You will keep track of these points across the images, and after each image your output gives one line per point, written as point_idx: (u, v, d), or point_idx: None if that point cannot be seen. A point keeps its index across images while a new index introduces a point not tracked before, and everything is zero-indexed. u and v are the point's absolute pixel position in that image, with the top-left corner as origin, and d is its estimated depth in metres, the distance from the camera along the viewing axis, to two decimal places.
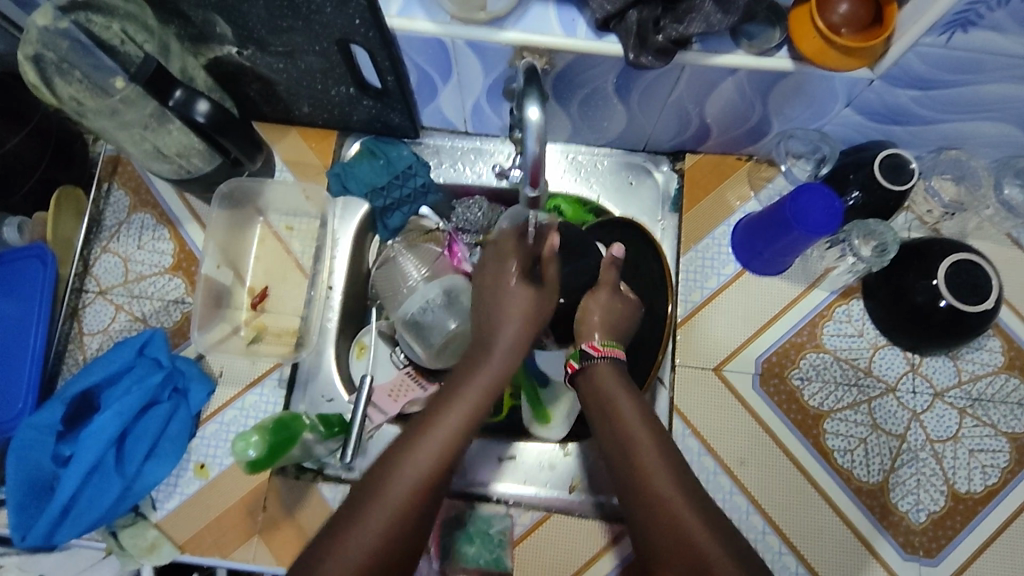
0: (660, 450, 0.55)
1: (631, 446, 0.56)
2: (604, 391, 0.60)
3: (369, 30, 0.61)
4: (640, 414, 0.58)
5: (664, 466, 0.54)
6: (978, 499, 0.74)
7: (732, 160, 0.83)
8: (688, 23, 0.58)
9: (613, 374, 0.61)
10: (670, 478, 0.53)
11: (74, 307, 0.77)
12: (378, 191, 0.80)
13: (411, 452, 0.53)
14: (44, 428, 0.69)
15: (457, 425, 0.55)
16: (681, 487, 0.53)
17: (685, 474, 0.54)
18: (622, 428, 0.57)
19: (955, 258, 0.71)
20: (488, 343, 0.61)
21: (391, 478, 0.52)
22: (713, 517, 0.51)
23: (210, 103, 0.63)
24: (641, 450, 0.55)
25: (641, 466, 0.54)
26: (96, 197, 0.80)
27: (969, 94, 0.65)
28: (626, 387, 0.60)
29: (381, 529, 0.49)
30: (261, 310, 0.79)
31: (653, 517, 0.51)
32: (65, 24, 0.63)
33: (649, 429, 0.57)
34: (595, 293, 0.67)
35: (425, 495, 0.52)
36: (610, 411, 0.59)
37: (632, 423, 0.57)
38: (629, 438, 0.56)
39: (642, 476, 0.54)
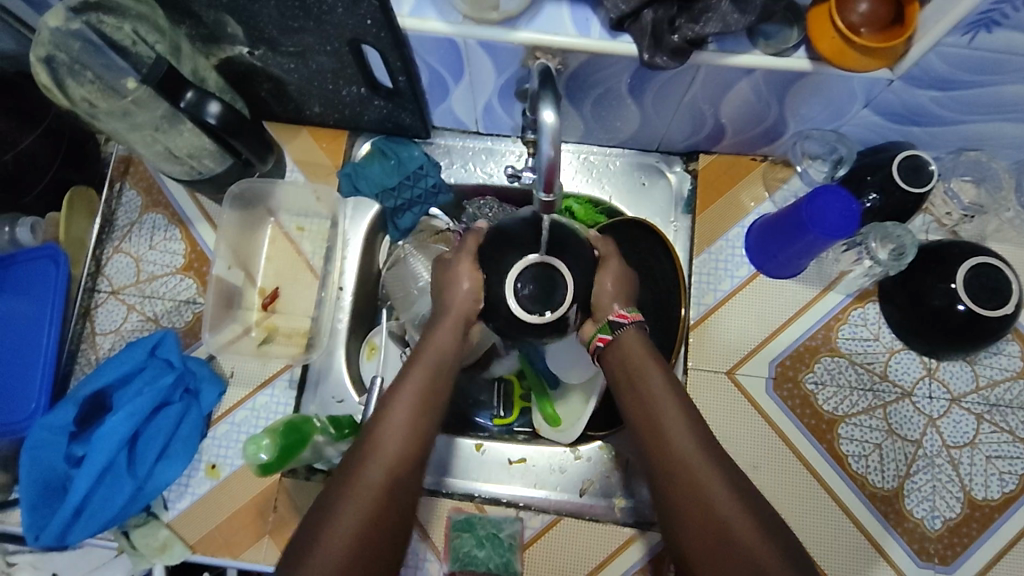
0: (686, 419, 0.56)
1: (655, 413, 0.57)
2: (631, 358, 0.59)
3: (380, 30, 0.61)
4: (668, 384, 0.58)
5: (687, 431, 0.56)
6: (995, 506, 0.73)
7: (746, 161, 0.82)
8: (704, 23, 0.57)
9: (640, 342, 0.60)
10: (696, 447, 0.55)
11: (86, 307, 0.77)
12: (390, 192, 0.79)
13: (380, 437, 0.55)
14: (57, 429, 0.69)
15: (409, 410, 0.57)
16: (705, 454, 0.55)
17: (712, 443, 0.56)
18: (646, 396, 0.58)
19: (976, 262, 0.70)
20: (428, 335, 0.61)
21: (365, 462, 0.54)
22: (737, 485, 0.53)
23: (221, 104, 0.63)
24: (667, 419, 0.56)
25: (665, 435, 0.56)
26: (109, 197, 0.80)
27: (991, 95, 0.64)
28: (653, 355, 0.59)
29: (366, 507, 0.52)
30: (271, 311, 0.78)
31: (678, 482, 0.54)
32: (77, 25, 0.63)
33: (673, 398, 0.57)
34: (604, 268, 0.61)
35: (403, 474, 0.54)
36: (634, 379, 0.58)
37: (657, 392, 0.57)
38: (655, 405, 0.57)
39: (667, 442, 0.55)
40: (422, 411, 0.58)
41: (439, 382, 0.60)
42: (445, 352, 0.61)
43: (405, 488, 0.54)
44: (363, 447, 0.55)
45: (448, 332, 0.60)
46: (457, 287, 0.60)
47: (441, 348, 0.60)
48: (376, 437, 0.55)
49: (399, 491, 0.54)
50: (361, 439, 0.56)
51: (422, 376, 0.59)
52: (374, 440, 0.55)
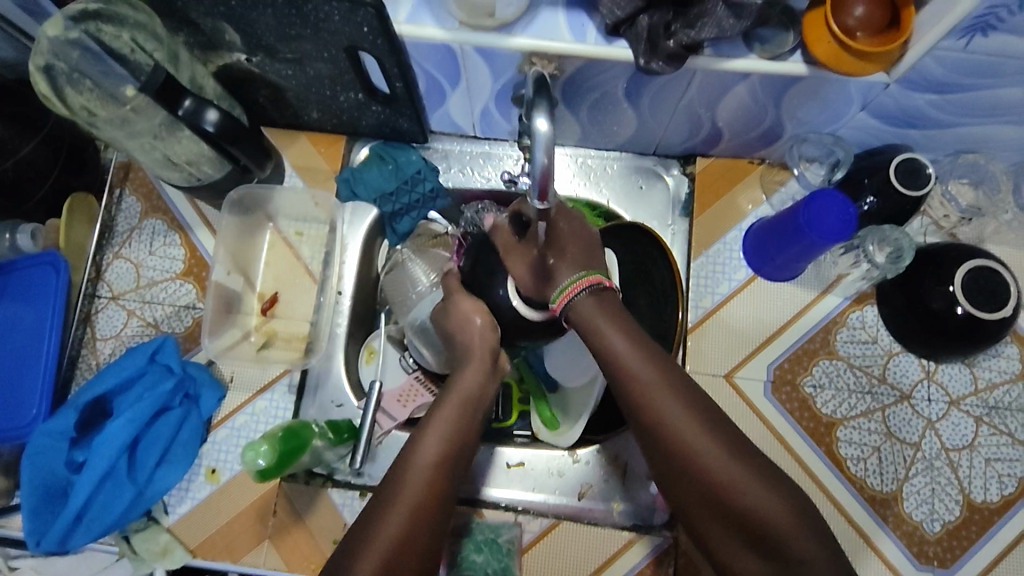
0: (663, 378, 0.55)
1: (631, 375, 0.55)
2: (595, 321, 0.56)
3: (377, 37, 0.61)
4: (634, 345, 0.55)
5: (668, 391, 0.54)
6: (993, 509, 0.73)
7: (744, 164, 0.82)
8: (700, 29, 0.57)
9: (595, 304, 0.57)
10: (679, 408, 0.54)
11: (87, 313, 0.77)
12: (388, 197, 0.80)
13: (409, 480, 0.53)
14: (58, 435, 0.69)
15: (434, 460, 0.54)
16: (691, 416, 0.53)
17: (694, 401, 0.54)
18: (619, 359, 0.55)
19: (973, 265, 0.70)
20: (454, 378, 0.60)
21: (391, 508, 0.52)
22: (728, 439, 0.53)
23: (219, 112, 0.63)
24: (645, 382, 0.54)
25: (646, 399, 0.54)
26: (108, 204, 0.80)
27: (987, 98, 0.64)
28: (613, 315, 0.57)
29: (386, 556, 0.50)
30: (271, 316, 0.79)
31: (665, 444, 0.53)
32: (77, 34, 0.64)
33: (644, 358, 0.55)
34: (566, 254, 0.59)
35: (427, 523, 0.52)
36: (600, 345, 0.56)
37: (626, 354, 0.55)
38: (628, 369, 0.55)
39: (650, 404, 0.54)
40: (449, 457, 0.55)
41: (467, 431, 0.58)
42: (476, 396, 0.59)
43: (426, 537, 0.52)
44: (387, 493, 0.53)
45: (477, 378, 0.60)
46: (470, 324, 0.62)
47: (469, 391, 0.59)
48: (404, 477, 0.53)
49: (420, 541, 0.52)
50: (385, 481, 0.54)
51: (449, 422, 0.57)
52: (402, 482, 0.53)
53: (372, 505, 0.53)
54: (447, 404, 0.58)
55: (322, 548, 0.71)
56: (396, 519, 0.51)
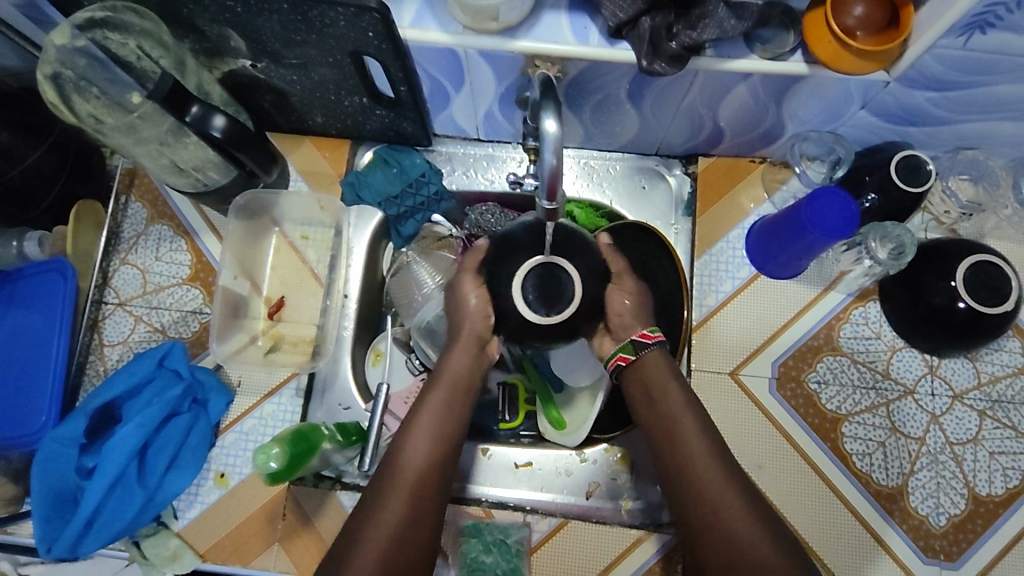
0: (705, 437, 0.58)
1: (676, 430, 0.59)
2: (654, 377, 0.62)
3: (382, 42, 0.62)
4: (687, 401, 0.60)
5: (701, 439, 0.58)
6: (999, 502, 0.74)
7: (745, 163, 0.82)
8: (702, 29, 0.58)
9: (660, 360, 0.62)
10: (715, 467, 0.56)
11: (95, 319, 0.78)
12: (392, 200, 0.80)
13: (405, 466, 0.57)
14: (68, 441, 0.69)
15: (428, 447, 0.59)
16: (725, 476, 0.56)
17: (729, 463, 0.57)
18: (667, 413, 0.60)
19: (976, 260, 0.70)
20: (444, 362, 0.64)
21: (390, 489, 0.56)
22: (753, 502, 0.55)
23: (226, 118, 0.64)
24: (688, 438, 0.58)
25: (684, 452, 0.58)
26: (115, 210, 0.81)
27: (987, 95, 0.65)
28: (672, 374, 0.62)
29: (386, 533, 0.54)
30: (278, 320, 0.79)
31: (691, 497, 0.56)
32: (83, 42, 0.64)
33: (690, 412, 0.60)
34: (619, 287, 0.64)
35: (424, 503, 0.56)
36: (658, 400, 0.61)
37: (679, 410, 0.60)
38: (675, 423, 0.59)
39: (683, 453, 0.58)
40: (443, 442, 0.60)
41: (460, 415, 0.62)
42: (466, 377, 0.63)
43: (428, 517, 0.56)
44: (385, 476, 0.57)
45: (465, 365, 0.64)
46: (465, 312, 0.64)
47: (458, 374, 0.63)
48: (400, 460, 0.58)
49: (419, 522, 0.55)
50: (382, 468, 0.58)
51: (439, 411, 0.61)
52: (398, 465, 0.57)
53: (372, 489, 0.57)
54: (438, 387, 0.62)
55: (332, 550, 0.71)
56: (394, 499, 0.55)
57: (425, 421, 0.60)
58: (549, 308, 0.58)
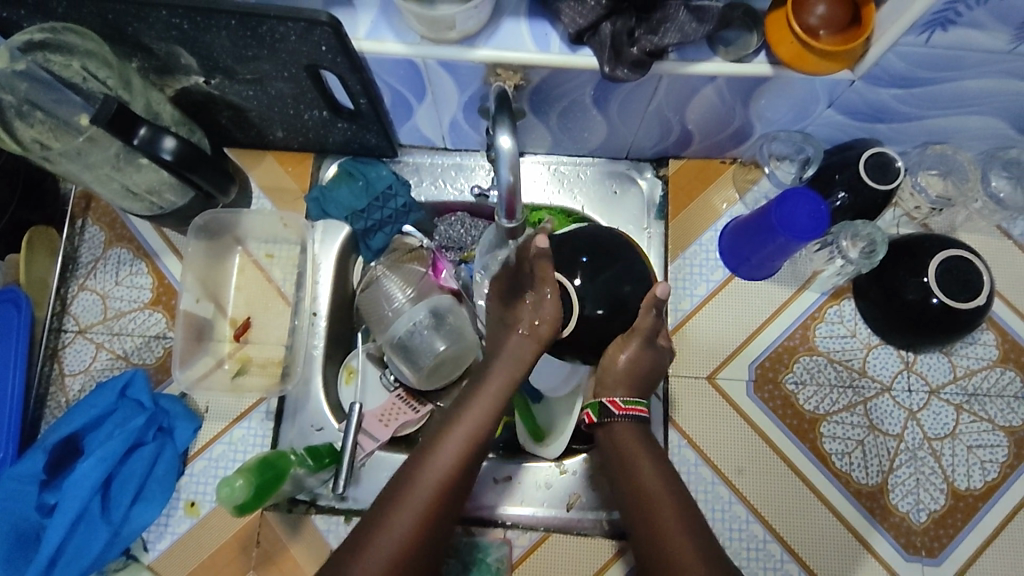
0: (671, 499, 0.59)
1: (649, 502, 0.58)
2: (628, 450, 0.62)
3: (336, 55, 0.60)
4: (654, 459, 0.61)
5: (665, 495, 0.59)
6: (978, 495, 0.74)
7: (715, 164, 0.82)
8: (663, 34, 0.57)
9: (633, 432, 0.63)
10: (688, 545, 0.55)
11: (54, 349, 0.75)
12: (359, 214, 0.78)
13: (411, 493, 0.56)
14: (25, 479, 0.67)
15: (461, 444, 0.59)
16: (699, 555, 0.55)
17: (694, 520, 0.58)
18: (641, 487, 0.59)
19: (944, 257, 0.70)
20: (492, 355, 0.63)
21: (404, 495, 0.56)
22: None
23: (176, 139, 0.62)
24: (656, 505, 0.58)
25: (659, 530, 0.57)
26: (71, 234, 0.78)
27: (952, 90, 0.64)
28: (645, 446, 0.62)
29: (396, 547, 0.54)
30: (244, 341, 0.77)
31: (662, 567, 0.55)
32: (24, 65, 0.61)
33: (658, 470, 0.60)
34: (624, 342, 0.63)
35: (442, 503, 0.57)
36: (629, 460, 0.61)
37: (646, 469, 0.60)
38: (650, 498, 0.59)
39: (647, 511, 0.58)
40: (475, 439, 0.60)
41: (481, 438, 0.60)
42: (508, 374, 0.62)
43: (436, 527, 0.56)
44: (401, 482, 0.57)
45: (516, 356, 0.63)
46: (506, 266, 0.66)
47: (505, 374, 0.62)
48: (422, 462, 0.58)
49: (414, 558, 0.55)
50: (401, 474, 0.58)
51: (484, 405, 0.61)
52: (416, 472, 0.58)
53: (385, 495, 0.57)
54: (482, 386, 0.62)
55: None
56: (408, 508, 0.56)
57: (452, 434, 0.59)
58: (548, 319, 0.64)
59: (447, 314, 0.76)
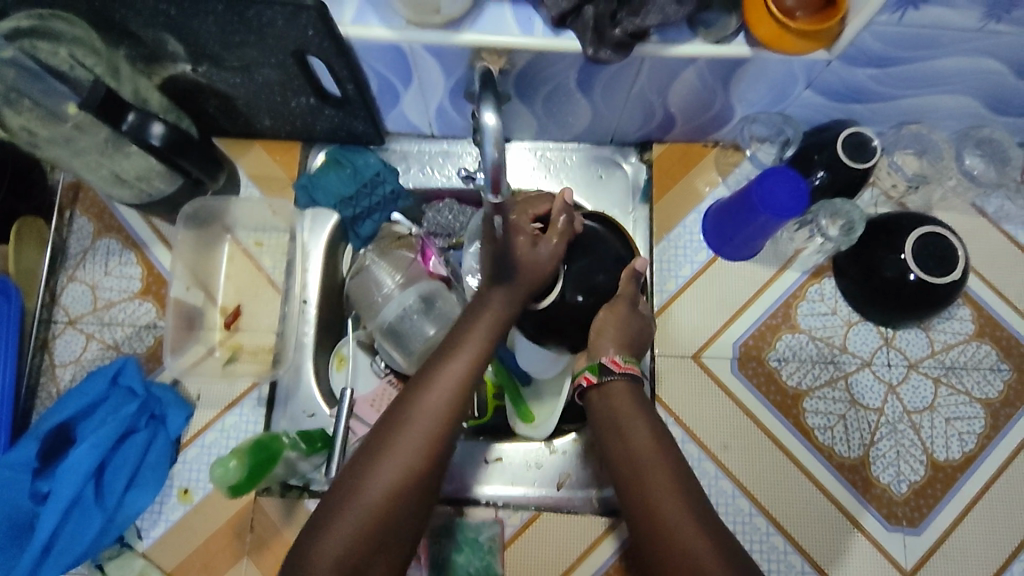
0: (666, 464, 0.58)
1: (640, 469, 0.58)
2: (620, 413, 0.61)
3: (323, 40, 0.60)
4: (649, 425, 0.60)
5: (660, 461, 0.58)
6: (957, 466, 0.76)
7: (697, 148, 0.83)
8: (644, 16, 0.58)
9: (630, 394, 0.62)
10: (684, 512, 0.55)
11: (44, 339, 0.75)
12: (348, 201, 0.79)
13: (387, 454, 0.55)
14: (20, 467, 0.67)
15: (420, 441, 0.55)
16: (695, 523, 0.54)
17: (688, 484, 0.57)
18: (633, 454, 0.59)
19: (921, 233, 0.72)
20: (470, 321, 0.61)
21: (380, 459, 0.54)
22: (724, 543, 0.53)
23: (165, 125, 0.62)
24: (650, 470, 0.57)
25: (652, 499, 0.56)
26: (59, 225, 0.78)
27: (925, 69, 0.66)
28: (641, 411, 0.61)
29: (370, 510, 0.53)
30: (235, 329, 0.77)
31: (653, 531, 0.55)
32: (10, 53, 0.61)
33: (652, 436, 0.59)
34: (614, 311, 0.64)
35: (410, 486, 0.54)
36: (624, 426, 0.60)
37: (641, 435, 0.59)
38: (642, 465, 0.58)
39: (642, 477, 0.57)
40: (448, 407, 0.57)
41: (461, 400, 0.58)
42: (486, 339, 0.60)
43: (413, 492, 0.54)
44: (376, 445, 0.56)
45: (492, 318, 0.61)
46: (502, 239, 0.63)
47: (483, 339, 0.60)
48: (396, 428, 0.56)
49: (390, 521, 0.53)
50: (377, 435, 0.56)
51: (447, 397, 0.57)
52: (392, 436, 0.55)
53: (360, 459, 0.55)
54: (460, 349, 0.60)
55: None
56: (382, 470, 0.54)
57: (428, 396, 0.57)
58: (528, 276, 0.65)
59: (436, 299, 0.77)
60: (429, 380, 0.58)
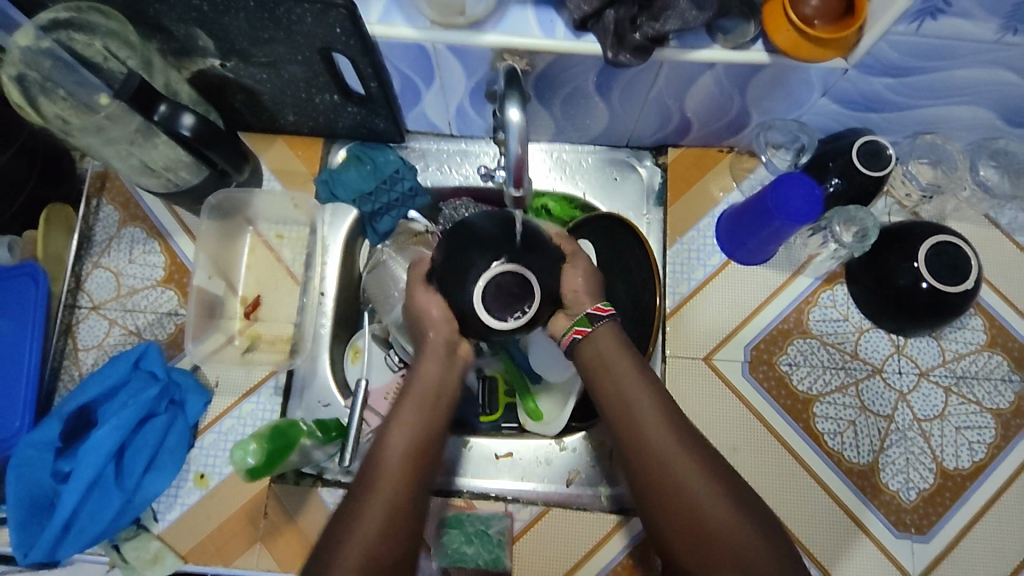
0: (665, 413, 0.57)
1: (637, 423, 0.56)
2: (612, 361, 0.59)
3: (349, 38, 0.62)
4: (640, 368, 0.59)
5: (654, 407, 0.57)
6: (966, 474, 0.76)
7: (714, 153, 0.84)
8: (664, 21, 0.59)
9: (616, 339, 0.60)
10: (691, 464, 0.55)
11: (68, 323, 0.77)
12: (367, 197, 0.80)
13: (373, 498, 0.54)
14: (42, 446, 0.69)
15: (409, 435, 0.57)
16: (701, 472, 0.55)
17: (687, 431, 0.57)
18: (635, 422, 0.57)
19: (936, 240, 0.73)
20: (416, 370, 0.61)
21: (366, 502, 0.54)
22: (734, 498, 0.54)
23: (195, 117, 0.64)
24: (647, 419, 0.56)
25: (654, 449, 0.55)
26: (86, 213, 0.80)
27: (942, 80, 0.67)
28: (631, 355, 0.59)
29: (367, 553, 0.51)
30: (254, 319, 0.79)
31: (659, 481, 0.55)
32: (47, 43, 0.64)
33: (645, 381, 0.58)
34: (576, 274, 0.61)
35: (400, 526, 0.53)
36: (616, 375, 0.58)
37: (635, 383, 0.58)
38: (640, 416, 0.57)
39: (641, 426, 0.56)
40: (419, 448, 0.57)
41: (429, 439, 0.58)
42: (441, 386, 0.60)
43: (404, 531, 0.54)
44: (360, 489, 0.55)
45: (440, 363, 0.61)
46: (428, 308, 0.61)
47: (434, 384, 0.60)
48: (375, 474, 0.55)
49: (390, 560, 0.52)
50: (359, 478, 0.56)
51: (417, 402, 0.59)
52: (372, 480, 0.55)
53: (348, 502, 0.54)
54: (412, 395, 0.59)
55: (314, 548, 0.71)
56: (373, 512, 0.53)
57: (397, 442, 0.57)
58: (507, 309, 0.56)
59: None
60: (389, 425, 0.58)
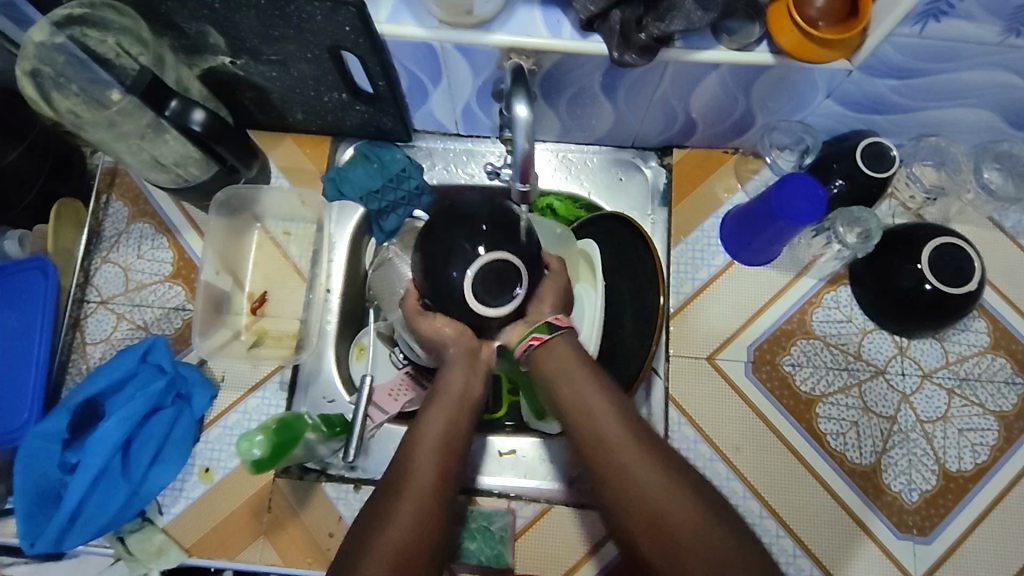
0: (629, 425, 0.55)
1: (601, 438, 0.54)
2: (570, 371, 0.57)
3: (359, 36, 0.63)
4: (596, 380, 0.57)
5: (617, 419, 0.55)
6: (968, 476, 0.76)
7: (718, 154, 0.84)
8: (669, 21, 0.59)
9: (573, 348, 0.58)
10: (660, 475, 0.53)
11: (77, 317, 0.78)
12: (374, 195, 0.81)
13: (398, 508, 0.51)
14: (50, 438, 0.70)
15: (436, 444, 0.55)
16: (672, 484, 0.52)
17: (654, 442, 0.55)
18: (599, 432, 0.54)
19: (939, 243, 0.73)
20: (442, 377, 0.59)
21: (390, 514, 0.51)
22: (711, 508, 0.52)
23: (206, 112, 0.65)
24: (610, 432, 0.54)
25: (621, 462, 0.53)
26: (96, 208, 0.81)
27: (947, 82, 0.67)
28: (588, 365, 0.57)
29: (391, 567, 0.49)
30: (260, 315, 0.80)
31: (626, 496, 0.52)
32: (61, 39, 0.65)
33: (606, 392, 0.56)
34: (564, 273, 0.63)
35: (425, 538, 0.51)
36: (575, 385, 0.56)
37: (595, 394, 0.56)
38: (603, 428, 0.54)
39: (604, 437, 0.54)
40: (445, 457, 0.55)
41: (455, 448, 0.56)
42: (466, 393, 0.58)
43: (432, 542, 0.51)
44: (385, 499, 0.53)
45: (465, 370, 0.58)
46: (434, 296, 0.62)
47: (461, 392, 0.58)
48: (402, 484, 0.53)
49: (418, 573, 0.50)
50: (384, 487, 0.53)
51: (444, 411, 0.57)
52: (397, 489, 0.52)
53: (371, 513, 0.52)
54: (437, 403, 0.57)
55: (317, 542, 0.71)
56: (397, 522, 0.51)
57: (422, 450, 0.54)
58: (495, 295, 0.57)
59: None
60: (413, 435, 0.56)
